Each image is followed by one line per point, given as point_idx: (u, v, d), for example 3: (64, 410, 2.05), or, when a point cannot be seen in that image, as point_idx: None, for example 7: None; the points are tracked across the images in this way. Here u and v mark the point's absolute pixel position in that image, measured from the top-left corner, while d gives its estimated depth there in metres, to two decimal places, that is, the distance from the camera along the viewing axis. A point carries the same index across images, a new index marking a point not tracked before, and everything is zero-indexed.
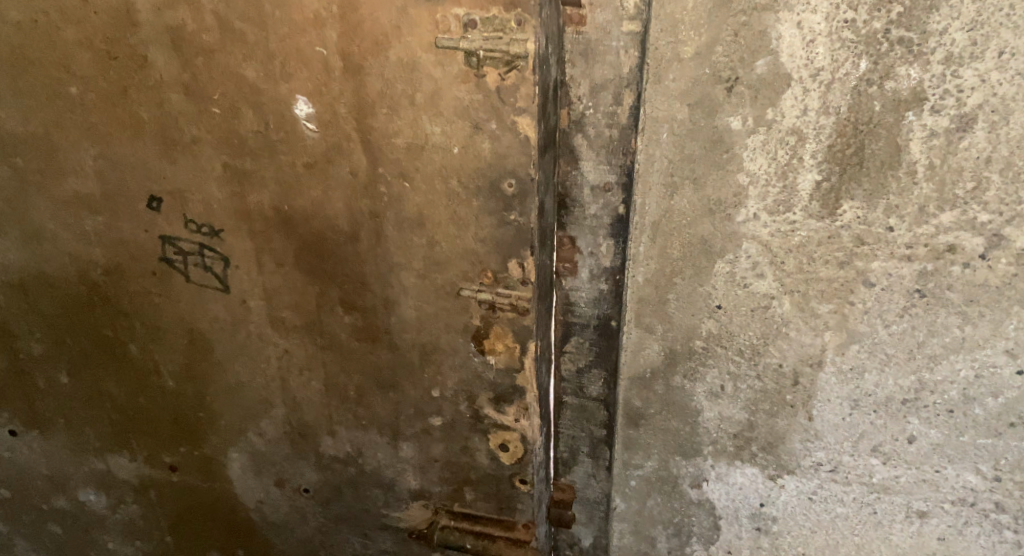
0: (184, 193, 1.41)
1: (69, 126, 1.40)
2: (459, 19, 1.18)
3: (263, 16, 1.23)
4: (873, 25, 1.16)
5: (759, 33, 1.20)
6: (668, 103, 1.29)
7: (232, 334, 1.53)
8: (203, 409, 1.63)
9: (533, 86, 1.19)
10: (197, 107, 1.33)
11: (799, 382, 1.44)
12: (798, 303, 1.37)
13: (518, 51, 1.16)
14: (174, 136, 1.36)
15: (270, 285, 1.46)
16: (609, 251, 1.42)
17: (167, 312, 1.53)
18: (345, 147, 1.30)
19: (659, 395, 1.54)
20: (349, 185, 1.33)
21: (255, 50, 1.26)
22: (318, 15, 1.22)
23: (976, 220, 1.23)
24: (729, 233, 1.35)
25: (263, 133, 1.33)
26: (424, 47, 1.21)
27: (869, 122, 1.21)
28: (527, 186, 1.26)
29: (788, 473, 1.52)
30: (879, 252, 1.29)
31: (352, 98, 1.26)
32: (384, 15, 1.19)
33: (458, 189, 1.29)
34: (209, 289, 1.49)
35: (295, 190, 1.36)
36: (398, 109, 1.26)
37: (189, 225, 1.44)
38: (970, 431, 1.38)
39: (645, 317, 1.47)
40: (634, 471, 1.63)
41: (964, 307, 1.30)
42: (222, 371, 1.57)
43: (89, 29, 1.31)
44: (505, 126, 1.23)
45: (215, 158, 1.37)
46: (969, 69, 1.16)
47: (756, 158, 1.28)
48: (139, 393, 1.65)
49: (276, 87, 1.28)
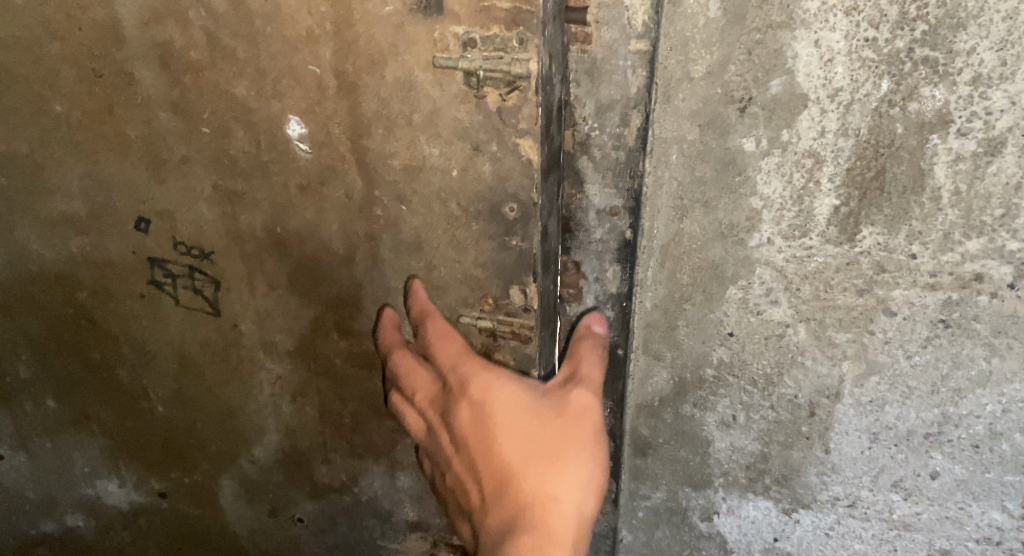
0: (173, 214, 1.36)
1: (55, 146, 1.35)
2: (458, 37, 1.11)
3: (255, 32, 1.18)
4: (896, 43, 1.09)
5: (775, 51, 1.13)
6: (677, 123, 1.22)
7: (223, 358, 1.48)
8: (194, 434, 1.58)
9: (536, 106, 1.12)
10: (186, 125, 1.28)
11: (815, 414, 1.38)
12: (814, 331, 1.31)
13: (520, 71, 1.09)
14: (163, 155, 1.31)
15: (263, 309, 1.41)
16: (615, 277, 1.37)
17: (157, 335, 1.48)
18: (339, 168, 1.24)
19: (668, 423, 1.48)
20: (343, 207, 1.27)
21: (246, 67, 1.21)
22: (312, 32, 1.16)
23: (1004, 248, 1.16)
24: (742, 258, 1.29)
25: (256, 153, 1.27)
26: (422, 66, 1.14)
27: (891, 145, 1.15)
28: (529, 210, 1.19)
29: (804, 507, 1.46)
30: (901, 280, 1.22)
31: (347, 117, 1.20)
32: (380, 32, 1.13)
33: (457, 212, 1.23)
34: (200, 312, 1.44)
35: (288, 211, 1.30)
36: (395, 129, 1.19)
37: (178, 247, 1.38)
38: (996, 467, 1.31)
39: (653, 343, 1.41)
40: (641, 503, 1.58)
41: (990, 338, 1.23)
42: (213, 397, 1.53)
43: (75, 45, 1.25)
44: (506, 147, 1.16)
45: (205, 179, 1.31)
46: (997, 90, 1.08)
47: (771, 181, 1.21)
48: (127, 419, 1.60)
49: (268, 106, 1.23)
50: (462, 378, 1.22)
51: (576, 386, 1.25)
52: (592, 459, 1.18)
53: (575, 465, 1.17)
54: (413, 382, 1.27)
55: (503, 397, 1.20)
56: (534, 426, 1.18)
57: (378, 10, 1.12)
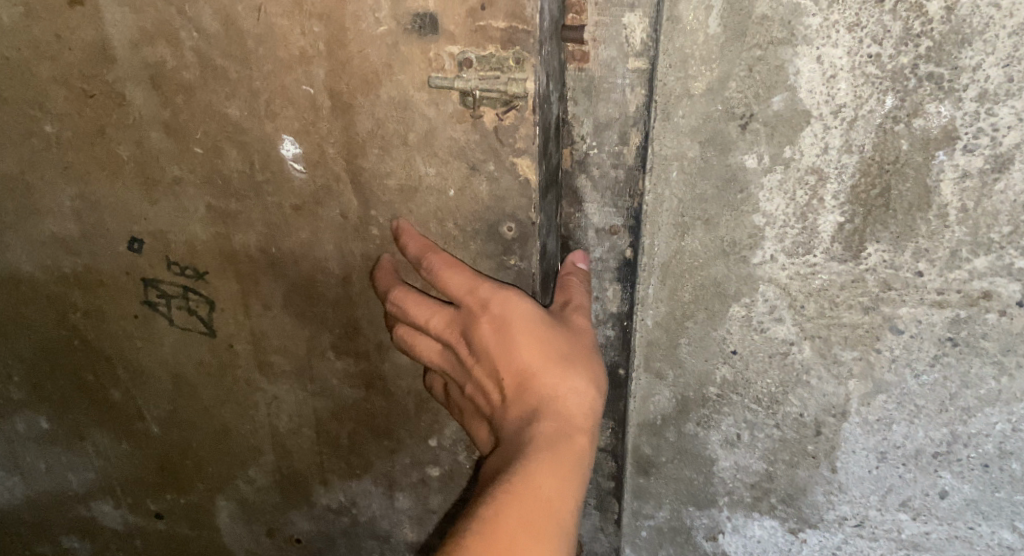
0: (166, 235, 1.33)
1: (46, 166, 1.32)
2: (454, 57, 1.09)
3: (247, 53, 1.15)
4: (900, 59, 1.07)
5: (776, 68, 1.11)
6: (677, 140, 1.19)
7: (218, 380, 1.46)
8: (190, 454, 1.56)
9: (534, 126, 1.10)
10: (178, 145, 1.25)
11: (821, 432, 1.35)
12: (819, 349, 1.28)
13: (517, 90, 1.07)
14: (156, 176, 1.28)
15: (258, 329, 1.39)
16: (615, 296, 1.34)
17: (152, 356, 1.46)
18: (334, 188, 1.22)
19: (671, 442, 1.46)
20: (339, 227, 1.25)
21: (238, 87, 1.18)
22: (305, 52, 1.13)
23: (1012, 265, 1.14)
24: (744, 276, 1.26)
25: (249, 173, 1.24)
26: (417, 85, 1.12)
27: (896, 161, 1.12)
28: (527, 229, 1.18)
29: (810, 527, 1.44)
30: (907, 297, 1.20)
31: (341, 137, 1.18)
32: (374, 52, 1.11)
33: (454, 231, 1.21)
34: (194, 333, 1.42)
35: (282, 232, 1.28)
36: (391, 149, 1.17)
37: (172, 267, 1.36)
38: (1007, 486, 1.29)
39: (655, 362, 1.39)
40: (644, 522, 1.56)
41: (999, 356, 1.20)
42: (208, 417, 1.51)
43: (65, 65, 1.23)
44: (504, 166, 1.14)
45: (198, 199, 1.29)
46: (1004, 106, 1.06)
47: (773, 198, 1.19)
48: (123, 440, 1.58)
49: (262, 126, 1.20)
50: (477, 293, 1.11)
51: (576, 311, 1.17)
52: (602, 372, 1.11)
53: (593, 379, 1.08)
54: (415, 307, 1.15)
55: (520, 310, 1.09)
56: (548, 339, 1.08)
57: (372, 30, 1.10)
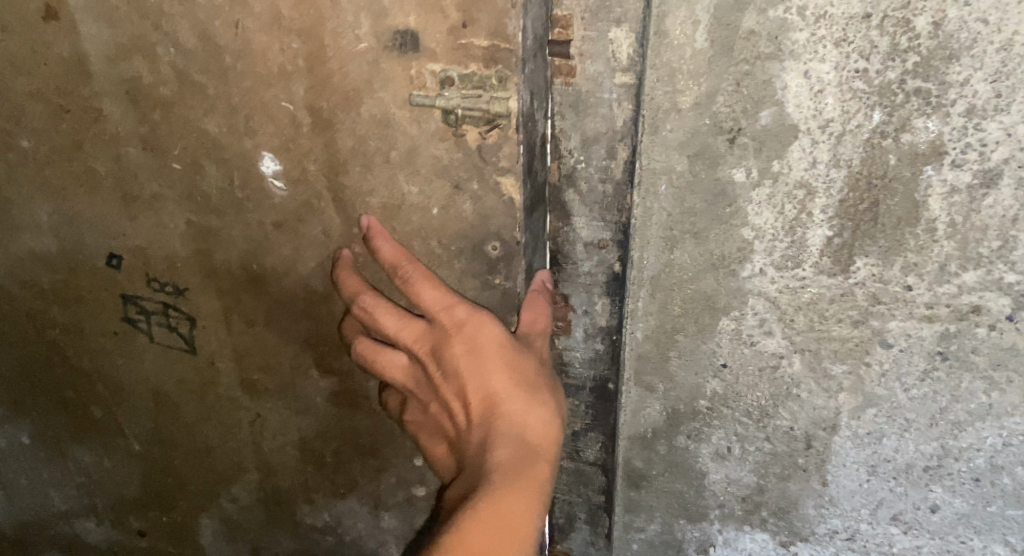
0: (145, 251, 1.33)
1: (22, 182, 1.31)
2: (435, 75, 1.08)
3: (225, 68, 1.15)
4: (887, 74, 1.06)
5: (764, 82, 1.10)
6: (666, 154, 1.19)
7: (201, 397, 1.45)
8: (173, 471, 1.56)
9: (517, 145, 1.10)
10: (156, 162, 1.25)
11: (811, 446, 1.35)
12: (809, 363, 1.28)
13: (500, 110, 1.07)
14: (135, 192, 1.28)
15: (240, 346, 1.38)
16: (604, 310, 1.34)
17: (132, 372, 1.46)
18: (316, 206, 1.22)
19: (662, 455, 1.46)
20: (322, 245, 1.24)
21: (217, 103, 1.17)
22: (284, 68, 1.12)
23: (1002, 280, 1.13)
24: (734, 289, 1.26)
25: (228, 189, 1.24)
26: (398, 103, 1.11)
27: (884, 176, 1.12)
28: (512, 248, 1.17)
29: (802, 540, 1.44)
30: (897, 311, 1.20)
31: (322, 155, 1.17)
32: (354, 69, 1.10)
33: (438, 250, 1.20)
34: (175, 350, 1.41)
35: (264, 248, 1.27)
36: (372, 167, 1.16)
37: (151, 284, 1.35)
38: (998, 500, 1.28)
39: (645, 375, 1.38)
40: (635, 535, 1.56)
41: (990, 370, 1.19)
42: (191, 434, 1.50)
43: (41, 80, 1.22)
44: (487, 186, 1.13)
45: (177, 215, 1.28)
46: (992, 122, 1.05)
47: (762, 212, 1.18)
48: (105, 455, 1.57)
49: (241, 142, 1.19)
50: (450, 313, 1.10)
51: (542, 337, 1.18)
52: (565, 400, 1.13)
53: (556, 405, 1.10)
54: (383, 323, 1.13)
55: (493, 333, 1.09)
56: (521, 367, 1.09)
57: (352, 46, 1.09)
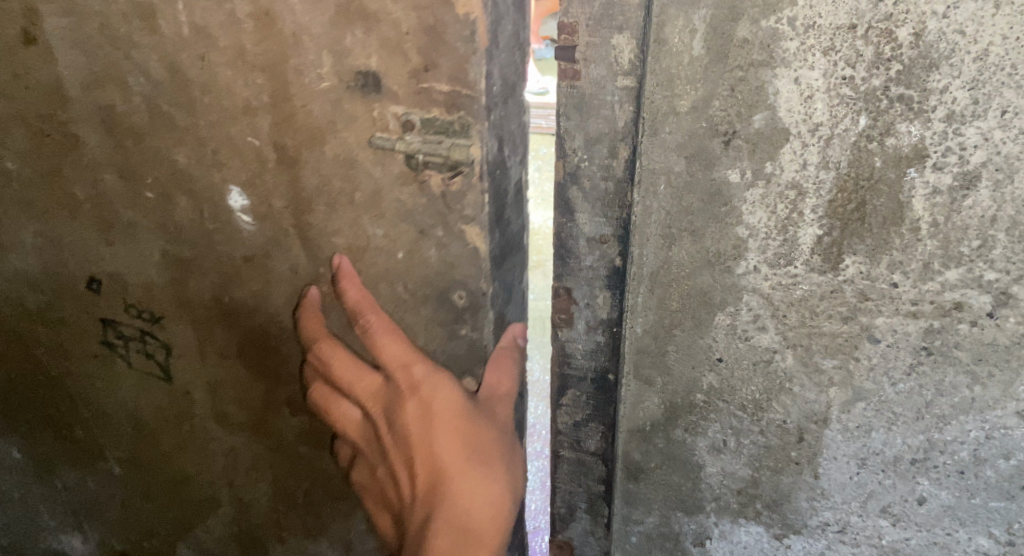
0: (122, 279, 1.51)
1: (12, 204, 1.51)
2: (397, 118, 1.15)
3: (194, 100, 1.25)
4: (871, 82, 1.13)
5: (756, 88, 1.17)
6: (664, 155, 1.26)
7: (176, 414, 1.66)
8: (155, 478, 1.79)
9: (479, 194, 1.17)
10: (130, 190, 1.39)
11: (803, 439, 1.41)
12: (801, 358, 1.34)
13: (460, 156, 1.14)
14: (111, 220, 1.44)
15: (211, 374, 1.56)
16: (605, 303, 1.42)
17: (136, 388, 1.65)
18: (283, 242, 1.33)
19: (660, 448, 1.52)
20: (290, 279, 1.37)
21: (187, 135, 1.29)
22: (249, 103, 1.22)
23: (982, 278, 1.19)
24: (729, 285, 1.32)
25: (199, 220, 1.38)
26: (361, 143, 1.19)
27: (870, 177, 1.18)
28: (476, 299, 1.27)
29: (794, 532, 1.50)
30: (884, 308, 1.26)
31: (289, 192, 1.27)
32: (318, 108, 1.18)
33: (404, 294, 1.30)
34: (152, 373, 1.61)
35: (236, 281, 1.42)
36: (338, 206, 1.26)
37: (129, 311, 1.54)
38: (982, 493, 1.33)
39: (643, 368, 1.45)
40: (634, 528, 1.63)
41: (972, 365, 1.25)
42: (169, 447, 1.72)
43: (26, 109, 1.39)
44: (451, 233, 1.22)
45: (153, 245, 1.44)
46: (971, 127, 1.11)
47: (756, 212, 1.25)
48: (120, 465, 1.81)
49: (210, 174, 1.31)
50: (409, 374, 1.27)
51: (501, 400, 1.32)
52: (511, 472, 1.28)
53: (492, 477, 1.24)
54: (354, 377, 1.31)
55: (445, 398, 1.25)
56: (466, 435, 1.25)
57: (315, 85, 1.16)
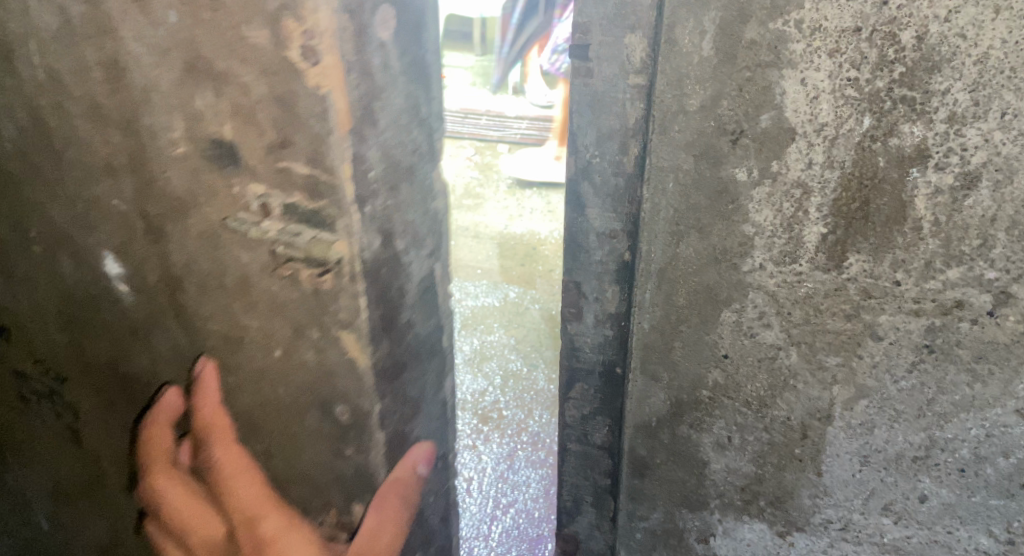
0: (28, 330, 1.46)
1: None
2: (255, 199, 1.01)
3: (60, 152, 1.18)
4: (876, 83, 1.16)
5: (763, 89, 1.21)
6: (674, 153, 1.30)
7: (87, 482, 1.57)
8: (73, 546, 1.71)
9: (353, 296, 1.03)
10: (20, 239, 1.35)
11: (807, 436, 1.43)
12: (805, 355, 1.37)
13: (324, 253, 1.01)
14: (11, 270, 1.40)
15: (115, 450, 1.45)
16: (614, 297, 1.48)
17: (52, 449, 1.59)
18: (162, 320, 1.21)
19: (665, 444, 1.55)
20: (174, 358, 1.24)
21: (62, 190, 1.23)
22: (112, 162, 1.12)
23: (982, 277, 1.22)
24: (735, 282, 1.36)
25: (86, 283, 1.30)
26: (220, 221, 1.05)
27: (874, 177, 1.21)
28: (358, 417, 1.11)
29: (797, 530, 1.52)
30: (887, 306, 1.28)
31: (159, 264, 1.16)
32: (177, 177, 1.06)
33: (283, 398, 1.15)
34: (62, 433, 1.54)
35: (125, 354, 1.31)
36: (207, 288, 1.12)
37: (38, 365, 1.49)
38: (982, 491, 1.35)
39: (650, 364, 1.49)
40: (639, 524, 1.67)
41: (973, 363, 1.28)
42: (82, 515, 1.64)
43: None
44: (328, 338, 1.07)
45: (51, 301, 1.38)
46: (972, 128, 1.14)
47: (762, 210, 1.29)
48: (47, 526, 1.72)
49: (88, 236, 1.24)
50: (257, 531, 1.22)
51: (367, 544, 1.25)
52: None
53: None
54: (199, 517, 1.29)
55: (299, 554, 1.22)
56: None
57: (169, 149, 1.04)
